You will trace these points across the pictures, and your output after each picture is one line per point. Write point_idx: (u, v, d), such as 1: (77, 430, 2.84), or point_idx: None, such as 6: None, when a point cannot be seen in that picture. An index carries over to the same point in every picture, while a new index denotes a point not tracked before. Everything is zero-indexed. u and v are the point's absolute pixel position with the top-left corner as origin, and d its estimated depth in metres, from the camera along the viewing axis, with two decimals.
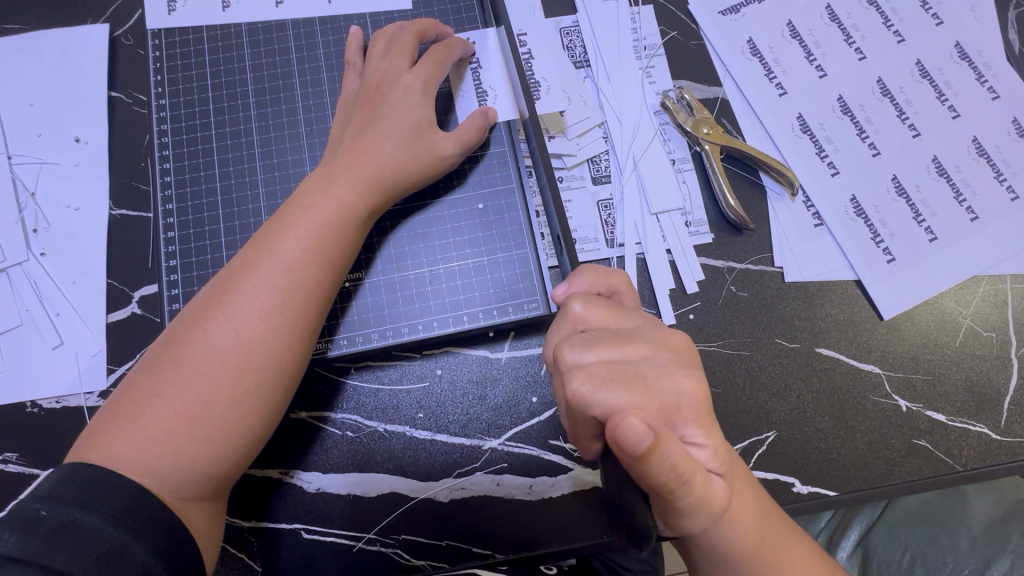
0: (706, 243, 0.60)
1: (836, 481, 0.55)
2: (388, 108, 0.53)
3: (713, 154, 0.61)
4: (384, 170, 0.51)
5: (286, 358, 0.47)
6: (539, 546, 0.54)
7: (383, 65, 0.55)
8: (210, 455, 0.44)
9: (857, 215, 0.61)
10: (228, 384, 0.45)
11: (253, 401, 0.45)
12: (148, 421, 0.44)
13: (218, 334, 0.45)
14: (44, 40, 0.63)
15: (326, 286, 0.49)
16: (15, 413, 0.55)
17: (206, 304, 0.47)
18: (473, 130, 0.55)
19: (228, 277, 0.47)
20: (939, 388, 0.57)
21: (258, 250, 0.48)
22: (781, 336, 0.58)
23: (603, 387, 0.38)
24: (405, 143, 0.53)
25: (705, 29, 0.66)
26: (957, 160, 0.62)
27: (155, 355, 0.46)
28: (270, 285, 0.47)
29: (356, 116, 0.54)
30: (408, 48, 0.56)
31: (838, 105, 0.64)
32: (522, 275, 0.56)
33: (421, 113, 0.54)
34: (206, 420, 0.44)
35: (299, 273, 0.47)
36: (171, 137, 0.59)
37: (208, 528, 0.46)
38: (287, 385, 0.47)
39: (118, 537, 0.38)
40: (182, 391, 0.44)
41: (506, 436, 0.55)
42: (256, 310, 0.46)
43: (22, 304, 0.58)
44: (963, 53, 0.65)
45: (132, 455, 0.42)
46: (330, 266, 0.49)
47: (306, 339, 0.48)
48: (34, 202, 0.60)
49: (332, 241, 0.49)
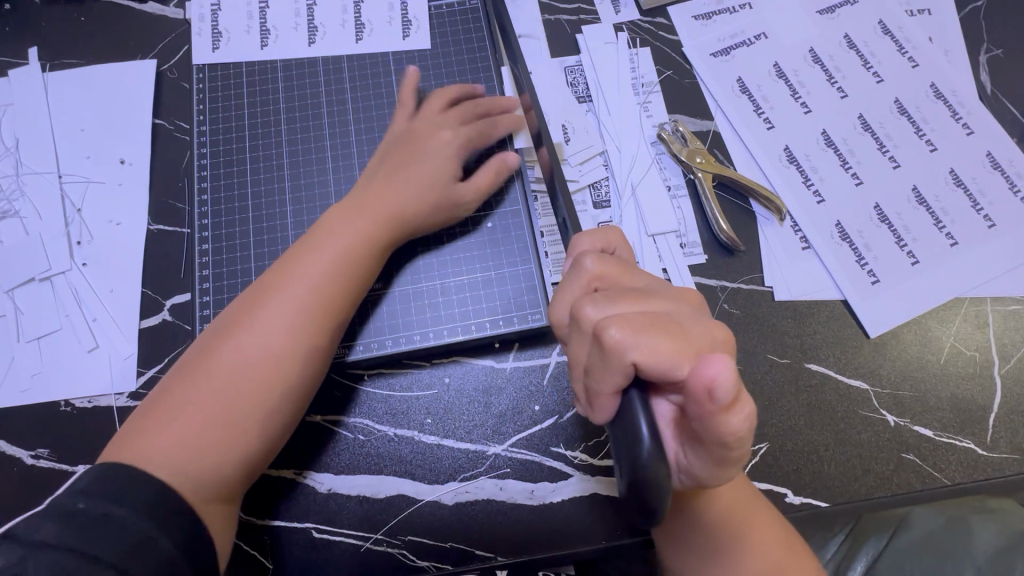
0: (700, 263, 0.64)
1: (828, 493, 0.57)
2: (419, 144, 0.60)
3: (706, 182, 0.66)
4: (406, 200, 0.57)
5: (305, 369, 0.51)
6: (540, 550, 0.55)
7: (425, 119, 0.62)
8: (232, 455, 0.48)
9: (843, 239, 0.65)
10: (254, 389, 0.49)
11: (274, 406, 0.49)
12: (178, 420, 0.47)
13: (246, 344, 0.50)
14: (98, 73, 0.70)
15: (347, 304, 0.54)
16: (49, 411, 0.59)
17: (237, 318, 0.51)
18: (491, 178, 0.61)
19: (257, 294, 0.52)
20: (924, 404, 0.60)
21: (288, 268, 0.53)
22: (772, 351, 0.61)
23: (641, 332, 0.35)
24: (426, 189, 0.58)
25: (697, 69, 0.72)
26: (936, 190, 0.66)
27: (187, 365, 0.50)
28: (297, 300, 0.51)
29: (390, 152, 0.60)
30: (448, 97, 0.63)
31: (822, 139, 0.69)
32: (527, 289, 0.61)
33: (451, 149, 0.60)
34: (231, 423, 0.48)
35: (325, 289, 0.52)
36: (209, 160, 0.65)
37: (223, 531, 0.48)
38: (304, 394, 0.51)
39: (147, 528, 0.40)
40: (212, 393, 0.48)
41: (509, 442, 0.58)
42: (283, 322, 0.50)
43: (62, 309, 0.62)
44: (938, 92, 0.70)
45: (161, 452, 0.45)
46: (350, 284, 0.54)
47: (326, 351, 0.52)
48: (80, 217, 0.65)
49: (354, 263, 0.54)
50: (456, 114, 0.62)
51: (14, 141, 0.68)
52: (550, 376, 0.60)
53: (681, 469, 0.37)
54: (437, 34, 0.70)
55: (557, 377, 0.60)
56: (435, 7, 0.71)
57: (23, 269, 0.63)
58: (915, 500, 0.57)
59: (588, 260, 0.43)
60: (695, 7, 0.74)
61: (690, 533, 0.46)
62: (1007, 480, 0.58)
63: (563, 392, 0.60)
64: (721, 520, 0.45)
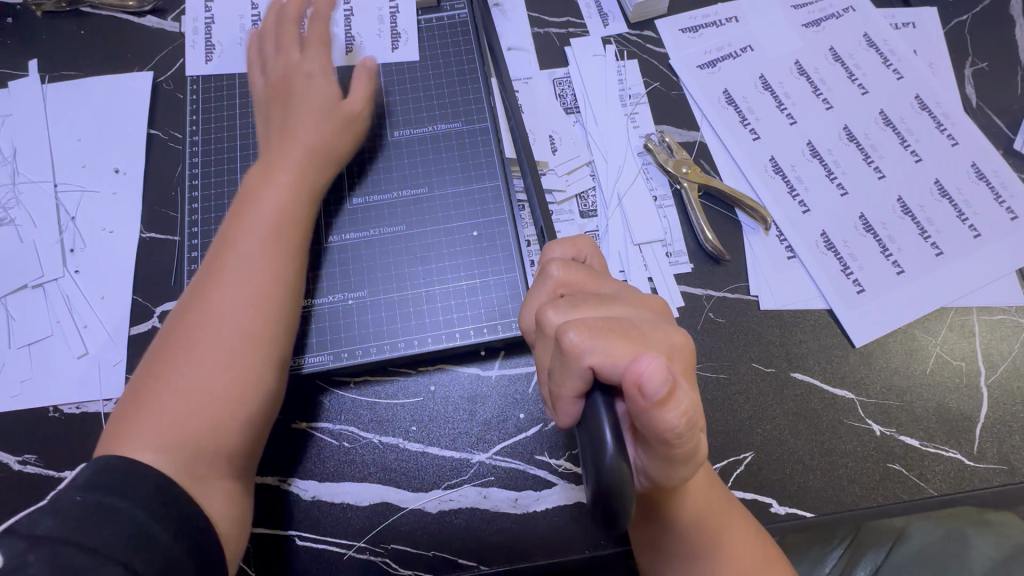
0: (686, 272, 0.64)
1: (813, 503, 0.57)
2: (305, 102, 0.60)
3: (691, 191, 0.66)
4: (314, 144, 0.59)
5: (267, 327, 0.51)
6: (524, 559, 0.55)
7: (280, 61, 0.63)
8: (219, 424, 0.47)
9: (828, 249, 0.65)
10: (219, 358, 0.49)
11: (243, 366, 0.49)
12: (154, 409, 0.47)
13: (204, 322, 0.50)
14: (96, 85, 0.72)
15: (291, 254, 0.54)
16: (37, 417, 0.59)
17: (186, 307, 0.51)
18: (363, 82, 0.64)
19: (203, 277, 0.52)
20: (911, 414, 0.60)
21: (229, 243, 0.53)
22: (758, 360, 0.61)
23: (590, 333, 0.37)
24: (320, 116, 0.60)
25: (684, 80, 0.73)
26: (921, 200, 0.67)
27: (147, 369, 0.49)
28: (236, 264, 0.52)
29: (279, 108, 0.61)
30: (321, 53, 0.63)
31: (808, 149, 0.69)
32: (512, 297, 0.61)
33: (339, 103, 0.62)
34: (207, 394, 0.48)
35: (263, 247, 0.53)
36: (200, 169, 0.66)
37: (231, 513, 0.47)
38: (273, 353, 0.51)
39: (145, 521, 0.39)
40: (180, 376, 0.48)
41: (494, 450, 0.58)
42: (233, 288, 0.51)
43: (53, 316, 0.63)
44: (923, 104, 0.71)
45: (144, 442, 0.45)
46: (289, 235, 0.55)
47: (281, 300, 0.52)
48: (74, 225, 0.66)
49: (289, 215, 0.55)
50: (309, 61, 0.62)
51: (12, 150, 0.69)
52: (535, 384, 0.60)
53: (638, 469, 0.38)
54: (427, 45, 0.71)
55: None
56: (425, 20, 0.72)
57: (17, 276, 0.64)
58: (902, 511, 0.57)
59: (555, 267, 0.45)
60: (682, 21, 0.75)
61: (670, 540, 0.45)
62: (995, 492, 0.57)
63: None
64: (695, 526, 0.45)
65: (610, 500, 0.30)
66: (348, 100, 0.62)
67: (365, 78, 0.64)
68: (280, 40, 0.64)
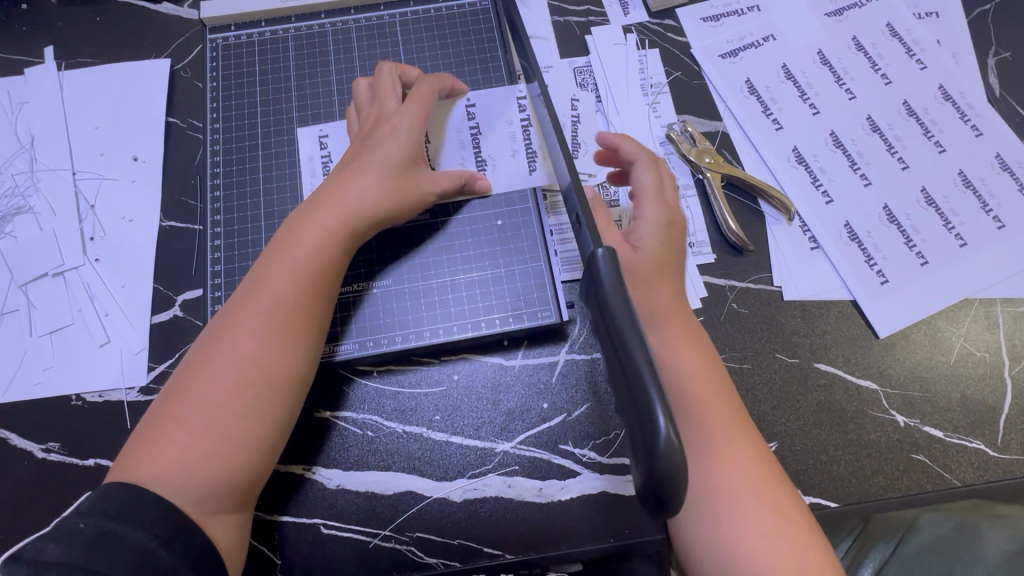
0: (708, 263, 0.64)
1: (838, 493, 0.57)
2: (379, 154, 0.56)
3: (714, 182, 0.66)
4: (369, 207, 0.55)
5: (285, 372, 0.50)
6: (547, 548, 0.55)
7: (375, 107, 0.60)
8: (229, 469, 0.47)
9: (852, 239, 0.65)
10: (236, 403, 0.48)
11: (257, 412, 0.49)
12: (166, 443, 0.47)
13: (222, 359, 0.49)
14: (114, 72, 0.71)
15: (321, 303, 0.53)
16: (60, 405, 0.59)
17: (209, 338, 0.51)
18: (452, 177, 0.60)
19: (230, 310, 0.52)
20: (934, 405, 0.60)
21: (258, 279, 0.52)
22: (782, 351, 0.61)
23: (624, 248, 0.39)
24: (387, 177, 0.56)
25: (706, 70, 0.72)
26: (945, 191, 0.66)
27: (168, 394, 0.50)
28: (268, 312, 0.51)
29: (354, 155, 0.57)
30: (420, 115, 0.58)
31: (831, 140, 0.69)
32: (536, 286, 0.61)
33: (417, 179, 0.57)
34: (219, 437, 0.47)
35: (294, 296, 0.51)
36: (222, 157, 0.66)
37: (238, 538, 0.49)
38: (290, 400, 0.51)
39: (146, 543, 0.42)
40: (196, 412, 0.48)
41: (517, 439, 0.58)
42: (255, 330, 0.50)
43: (74, 305, 0.63)
44: (946, 94, 0.71)
45: (157, 472, 0.45)
46: (322, 287, 0.53)
47: (304, 350, 0.51)
48: (94, 213, 0.66)
49: (323, 264, 0.53)
50: (410, 131, 0.58)
51: (30, 138, 0.68)
52: (559, 373, 0.60)
53: None
54: (448, 34, 0.70)
55: (566, 375, 0.60)
56: (447, 7, 0.71)
57: (37, 265, 0.64)
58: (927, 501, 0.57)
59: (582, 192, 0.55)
60: (704, 9, 0.75)
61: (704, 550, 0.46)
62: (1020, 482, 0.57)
63: (571, 390, 0.60)
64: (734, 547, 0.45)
65: (662, 487, 0.29)
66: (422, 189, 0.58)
67: (449, 184, 0.59)
68: (378, 92, 0.61)
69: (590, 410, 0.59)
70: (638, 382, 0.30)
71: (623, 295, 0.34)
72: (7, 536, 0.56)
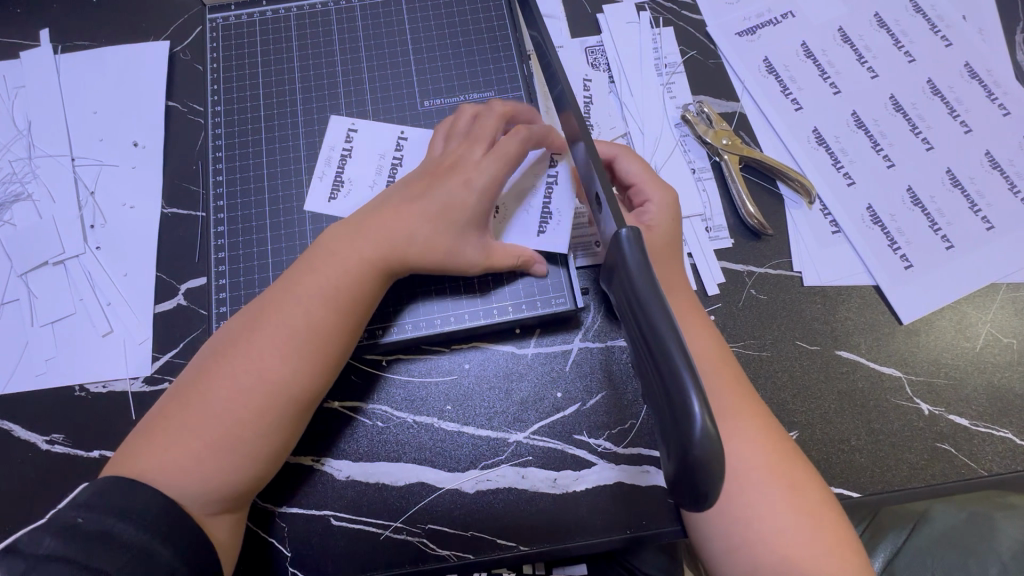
0: (726, 248, 0.62)
1: (861, 483, 0.56)
2: (444, 210, 0.52)
3: (732, 164, 0.64)
4: (414, 256, 0.52)
5: (308, 396, 0.48)
6: (562, 539, 0.54)
7: (461, 144, 0.56)
8: (238, 478, 0.46)
9: (874, 223, 0.63)
10: (255, 421, 0.46)
11: (275, 433, 0.47)
12: (175, 445, 0.45)
13: (243, 372, 0.47)
14: (111, 55, 0.69)
15: (351, 329, 0.50)
16: (64, 396, 0.58)
17: (231, 344, 0.48)
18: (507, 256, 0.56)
19: (255, 317, 0.49)
20: (960, 392, 0.58)
21: (289, 293, 0.49)
22: (802, 339, 0.59)
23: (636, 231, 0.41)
24: (440, 230, 0.52)
25: (722, 49, 0.70)
26: (971, 172, 0.64)
27: (179, 394, 0.47)
28: (297, 334, 0.48)
29: (419, 200, 0.53)
30: (497, 179, 0.53)
31: (853, 120, 0.66)
32: (550, 272, 0.59)
33: (469, 251, 0.53)
34: (233, 450, 0.45)
35: (324, 320, 0.48)
36: (224, 141, 0.64)
37: (235, 536, 0.48)
38: (306, 418, 0.49)
39: (147, 541, 0.41)
40: (212, 421, 0.45)
41: (531, 429, 0.57)
42: (281, 347, 0.47)
43: (75, 294, 0.61)
44: (973, 72, 0.68)
45: (163, 473, 0.44)
46: (354, 312, 0.50)
47: (329, 373, 0.49)
48: (94, 200, 0.64)
49: (357, 290, 0.50)
50: (484, 198, 0.53)
51: (27, 123, 0.66)
52: (573, 362, 0.59)
53: None
54: (456, 13, 0.68)
55: (580, 363, 0.59)
56: None
57: (37, 253, 0.62)
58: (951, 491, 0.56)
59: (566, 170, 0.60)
60: None
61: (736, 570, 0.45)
62: None
63: (586, 379, 0.58)
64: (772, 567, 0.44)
65: (696, 477, 0.28)
66: (470, 260, 0.54)
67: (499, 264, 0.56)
68: (473, 133, 0.56)
69: (605, 398, 0.58)
70: (670, 367, 0.29)
71: (649, 275, 0.32)
72: (11, 528, 0.54)
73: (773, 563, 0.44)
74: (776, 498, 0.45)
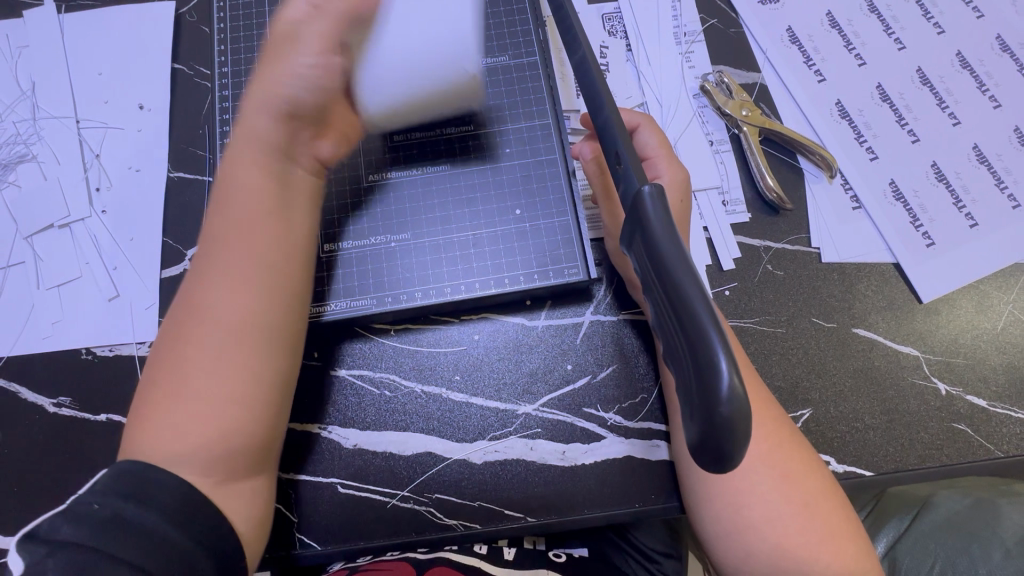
0: (743, 222, 0.61)
1: (873, 462, 0.55)
2: (264, 85, 0.52)
3: (752, 136, 0.62)
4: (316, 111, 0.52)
5: (275, 317, 0.48)
6: (571, 511, 0.54)
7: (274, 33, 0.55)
8: (236, 426, 0.45)
9: (896, 199, 0.61)
10: (226, 367, 0.46)
11: (257, 363, 0.47)
12: (162, 415, 0.45)
13: (197, 324, 0.47)
14: (116, 15, 0.67)
15: (296, 261, 0.51)
16: (70, 359, 0.57)
17: (178, 314, 0.48)
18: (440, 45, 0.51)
19: (194, 278, 0.49)
20: (979, 372, 0.57)
21: (215, 240, 0.49)
22: (817, 315, 0.58)
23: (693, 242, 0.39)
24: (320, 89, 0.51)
25: (744, 17, 0.67)
26: (998, 148, 0.62)
27: (149, 380, 0.46)
28: (230, 267, 0.48)
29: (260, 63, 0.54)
30: (331, 16, 0.52)
31: (877, 93, 0.64)
32: (564, 242, 0.58)
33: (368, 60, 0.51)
34: (216, 397, 0.45)
35: (256, 242, 0.49)
36: (231, 103, 0.63)
37: (258, 511, 0.47)
38: (286, 346, 0.49)
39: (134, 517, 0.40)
40: (191, 378, 0.45)
41: (541, 401, 0.56)
42: (225, 282, 0.47)
43: (82, 257, 0.60)
44: (1004, 45, 0.65)
45: (158, 446, 0.43)
46: (287, 228, 0.51)
47: (286, 304, 0.49)
48: (99, 163, 0.63)
49: (279, 206, 0.51)
50: (306, 7, 0.52)
51: (31, 84, 0.65)
52: (583, 334, 0.58)
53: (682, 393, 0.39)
54: None
55: (591, 336, 0.58)
56: None
57: (42, 216, 0.61)
58: (962, 471, 0.55)
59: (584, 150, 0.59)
60: None
61: (739, 567, 0.46)
62: None
63: (597, 351, 0.57)
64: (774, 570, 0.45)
65: (722, 441, 0.27)
66: (294, 68, 0.52)
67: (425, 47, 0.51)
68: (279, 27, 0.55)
69: (615, 371, 0.57)
70: (693, 323, 0.28)
71: (673, 237, 0.31)
72: (18, 489, 0.54)
73: (770, 555, 0.45)
74: (775, 493, 0.46)
